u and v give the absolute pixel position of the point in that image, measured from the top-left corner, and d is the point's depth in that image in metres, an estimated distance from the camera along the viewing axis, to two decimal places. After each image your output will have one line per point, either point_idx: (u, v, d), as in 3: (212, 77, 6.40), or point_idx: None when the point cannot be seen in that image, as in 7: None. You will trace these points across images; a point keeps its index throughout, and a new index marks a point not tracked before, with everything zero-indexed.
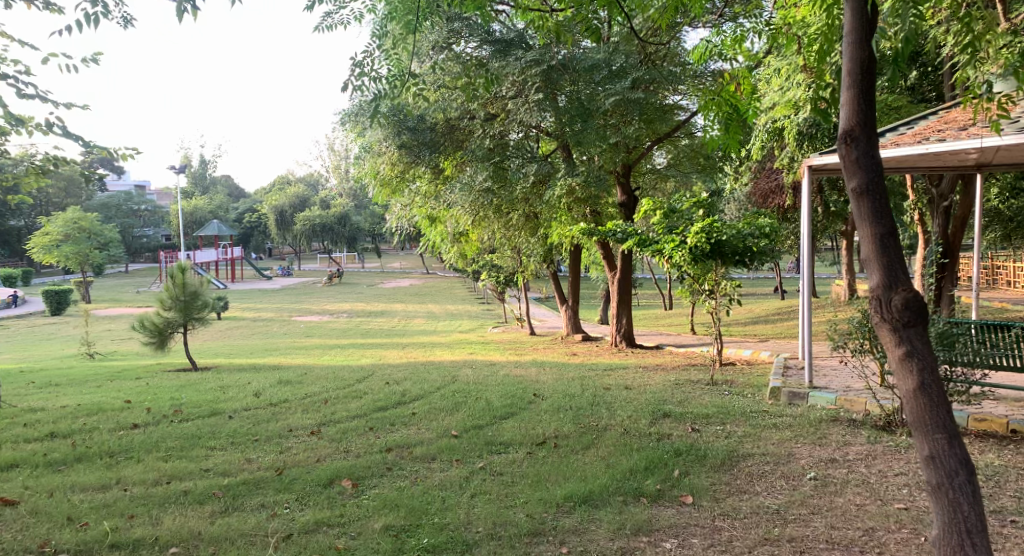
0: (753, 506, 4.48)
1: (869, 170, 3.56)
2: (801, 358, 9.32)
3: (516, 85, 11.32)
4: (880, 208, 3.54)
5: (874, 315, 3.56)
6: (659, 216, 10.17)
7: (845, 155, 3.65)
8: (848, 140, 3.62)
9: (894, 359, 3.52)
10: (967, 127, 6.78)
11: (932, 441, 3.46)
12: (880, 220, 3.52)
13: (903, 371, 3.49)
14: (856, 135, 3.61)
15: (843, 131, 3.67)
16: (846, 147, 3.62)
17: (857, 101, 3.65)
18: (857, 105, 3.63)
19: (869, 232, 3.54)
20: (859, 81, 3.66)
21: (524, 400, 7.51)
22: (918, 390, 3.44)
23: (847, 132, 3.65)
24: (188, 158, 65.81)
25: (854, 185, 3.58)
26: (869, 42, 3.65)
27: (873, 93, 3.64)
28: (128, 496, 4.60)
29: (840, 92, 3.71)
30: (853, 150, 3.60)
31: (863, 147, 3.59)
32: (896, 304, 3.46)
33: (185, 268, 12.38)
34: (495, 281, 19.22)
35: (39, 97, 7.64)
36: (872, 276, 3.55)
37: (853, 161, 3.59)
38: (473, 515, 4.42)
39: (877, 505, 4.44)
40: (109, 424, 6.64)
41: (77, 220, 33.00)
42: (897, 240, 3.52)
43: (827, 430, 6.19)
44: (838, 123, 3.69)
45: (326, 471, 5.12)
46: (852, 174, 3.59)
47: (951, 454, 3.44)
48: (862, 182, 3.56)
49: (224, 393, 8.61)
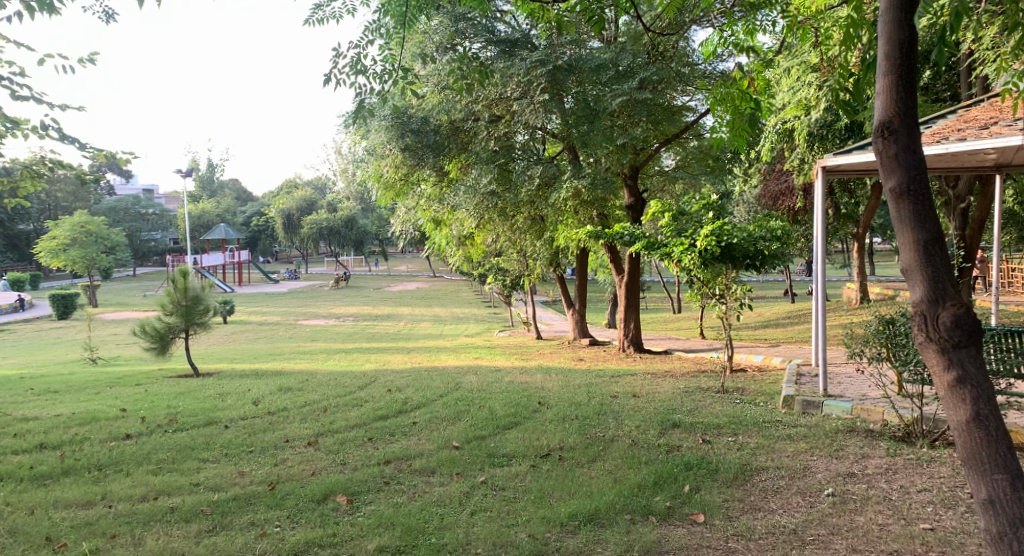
0: (768, 526, 4.24)
1: (909, 168, 3.32)
2: (814, 365, 9.06)
3: (521, 86, 10.95)
4: (923, 212, 3.29)
5: (919, 334, 3.33)
6: (668, 219, 9.95)
7: (883, 150, 3.41)
8: (885, 133, 3.37)
9: (944, 387, 3.28)
10: (989, 126, 6.51)
11: (991, 482, 3.23)
12: (923, 225, 3.28)
13: (955, 399, 3.26)
14: (894, 127, 3.36)
15: (880, 122, 3.42)
16: (884, 142, 3.38)
17: (896, 89, 3.39)
18: (894, 94, 3.38)
19: (911, 240, 3.30)
20: (897, 67, 3.40)
21: (528, 409, 7.29)
22: (973, 422, 3.21)
23: (884, 125, 3.40)
24: (196, 162, 65.85)
25: (893, 185, 3.35)
26: (910, 22, 3.39)
27: (913, 80, 3.38)
28: (111, 514, 4.40)
29: (876, 80, 3.46)
30: (892, 145, 3.36)
31: (903, 141, 3.34)
32: (944, 322, 3.23)
33: (186, 273, 12.18)
34: (501, 284, 19.01)
35: (34, 99, 7.48)
36: (915, 289, 3.31)
37: (892, 157, 3.35)
38: (472, 536, 4.20)
39: (901, 526, 4.19)
40: (101, 435, 6.45)
41: (83, 224, 32.92)
42: (944, 248, 3.27)
43: (844, 442, 5.94)
44: (875, 114, 3.44)
45: (320, 486, 4.91)
46: (891, 172, 3.35)
47: (1015, 498, 3.21)
48: (902, 181, 3.32)
49: (223, 401, 8.42)
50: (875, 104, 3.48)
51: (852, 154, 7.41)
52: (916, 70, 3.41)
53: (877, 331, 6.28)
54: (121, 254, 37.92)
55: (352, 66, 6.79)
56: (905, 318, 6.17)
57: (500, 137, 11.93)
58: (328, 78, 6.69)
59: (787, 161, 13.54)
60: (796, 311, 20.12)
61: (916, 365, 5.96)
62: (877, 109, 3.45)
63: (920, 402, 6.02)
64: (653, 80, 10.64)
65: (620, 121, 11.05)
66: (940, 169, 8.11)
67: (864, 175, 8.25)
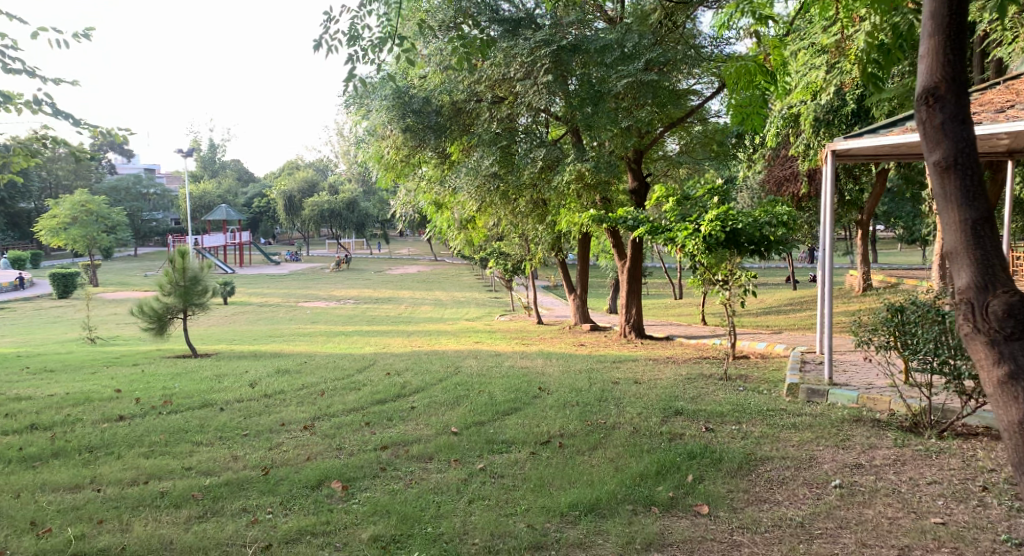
0: (775, 518, 4.12)
1: (956, 140, 3.25)
2: (820, 353, 8.90)
3: (524, 67, 10.71)
4: (970, 188, 3.22)
5: (965, 323, 3.24)
6: (672, 203, 9.80)
7: (927, 119, 3.33)
8: (930, 101, 3.30)
9: (992, 381, 3.18)
10: (1005, 110, 6.36)
11: None
12: (970, 204, 3.21)
13: (1006, 397, 3.16)
14: (940, 95, 3.29)
15: (925, 89, 3.35)
16: (929, 110, 3.31)
17: (942, 53, 3.31)
18: (939, 59, 3.31)
19: (957, 219, 3.23)
20: (945, 30, 3.32)
21: (528, 394, 7.17)
22: None
23: (929, 92, 3.32)
24: (197, 142, 65.53)
25: (938, 158, 3.28)
26: None
27: (961, 43, 3.30)
28: (100, 497, 4.29)
29: (922, 43, 3.37)
30: (938, 114, 3.29)
31: (950, 109, 3.27)
32: (995, 310, 3.14)
33: (185, 252, 12.03)
34: (503, 268, 18.86)
35: (25, 73, 7.27)
36: (962, 274, 3.24)
37: (937, 127, 3.28)
38: (470, 525, 4.09)
39: (912, 520, 4.07)
40: (93, 416, 6.33)
41: (84, 203, 32.73)
42: (991, 228, 3.20)
43: (851, 432, 5.82)
44: (919, 79, 3.36)
45: (315, 472, 4.79)
46: (936, 144, 3.28)
47: None
48: (948, 154, 3.24)
49: (219, 382, 8.31)
50: (918, 68, 3.41)
51: (864, 137, 7.20)
52: (962, 32, 3.33)
53: (886, 320, 6.14)
54: (121, 234, 37.82)
55: (348, 37, 6.58)
56: (914, 306, 6.02)
57: (502, 119, 11.71)
58: (320, 44, 6.48)
59: (792, 146, 13.38)
60: (799, 298, 19.95)
61: (926, 354, 5.81)
62: (922, 74, 3.37)
63: (928, 391, 5.92)
64: (659, 61, 10.45)
65: (626, 104, 10.87)
66: None
67: (873, 159, 8.07)
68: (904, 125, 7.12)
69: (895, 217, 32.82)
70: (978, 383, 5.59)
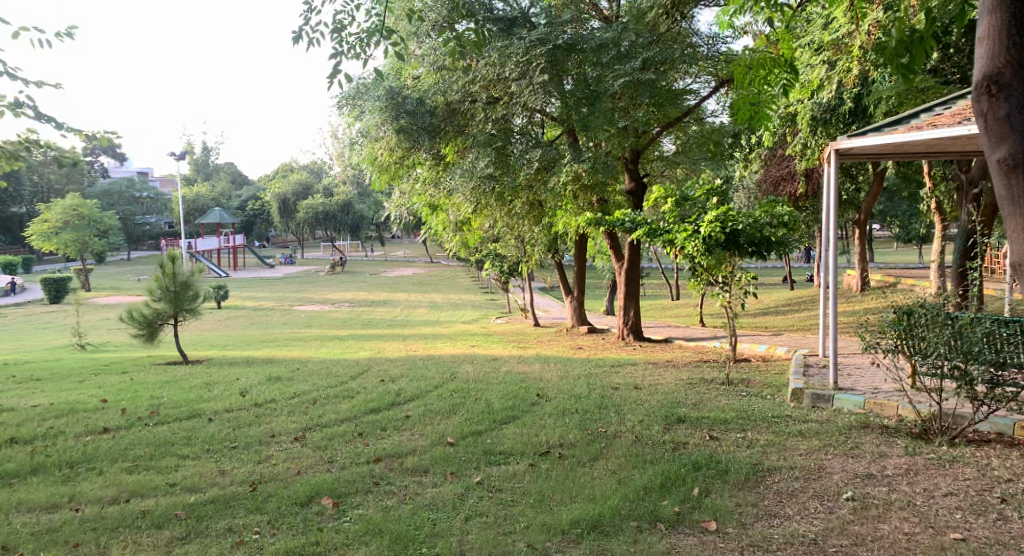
0: (787, 536, 3.95)
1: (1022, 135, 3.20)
2: (823, 356, 8.70)
3: (521, 65, 10.47)
4: None
5: None
6: (670, 204, 9.63)
7: (990, 110, 3.28)
8: (995, 92, 3.26)
9: None
10: None
11: None
12: None
13: None
14: (1006, 85, 3.24)
15: (986, 78, 3.30)
16: (992, 100, 3.26)
17: (1007, 42, 3.28)
18: (1005, 44, 3.26)
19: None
20: (1011, 18, 3.28)
21: (526, 402, 6.97)
22: None
23: (993, 83, 3.28)
24: (190, 145, 65.21)
25: (1002, 155, 3.22)
26: None
27: None
28: (77, 518, 4.09)
29: (982, 29, 3.34)
30: (1003, 106, 3.24)
31: (1015, 101, 3.22)
32: None
33: (175, 257, 11.82)
34: (499, 271, 18.66)
35: (7, 76, 6.99)
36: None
37: (1003, 120, 3.23)
38: (467, 544, 3.91)
39: (929, 535, 3.91)
40: (77, 428, 6.12)
41: (75, 207, 32.31)
42: None
43: (859, 440, 5.64)
44: (980, 68, 3.32)
45: (305, 488, 4.60)
46: (1001, 140, 3.23)
47: None
48: (1015, 150, 3.19)
49: (209, 391, 8.10)
50: (978, 55, 3.36)
51: (869, 135, 6.98)
52: None
53: (892, 324, 5.97)
54: (113, 238, 37.53)
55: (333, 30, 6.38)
56: (923, 309, 5.82)
57: (497, 120, 11.46)
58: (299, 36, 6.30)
59: (790, 146, 13.22)
60: (798, 298, 19.78)
61: (935, 359, 5.59)
62: (983, 61, 3.32)
63: (937, 397, 5.75)
64: (656, 60, 10.30)
65: (622, 104, 10.69)
66: (956, 152, 7.81)
67: (875, 158, 7.88)
68: (909, 123, 6.89)
69: (892, 216, 32.73)
70: (989, 387, 5.43)
